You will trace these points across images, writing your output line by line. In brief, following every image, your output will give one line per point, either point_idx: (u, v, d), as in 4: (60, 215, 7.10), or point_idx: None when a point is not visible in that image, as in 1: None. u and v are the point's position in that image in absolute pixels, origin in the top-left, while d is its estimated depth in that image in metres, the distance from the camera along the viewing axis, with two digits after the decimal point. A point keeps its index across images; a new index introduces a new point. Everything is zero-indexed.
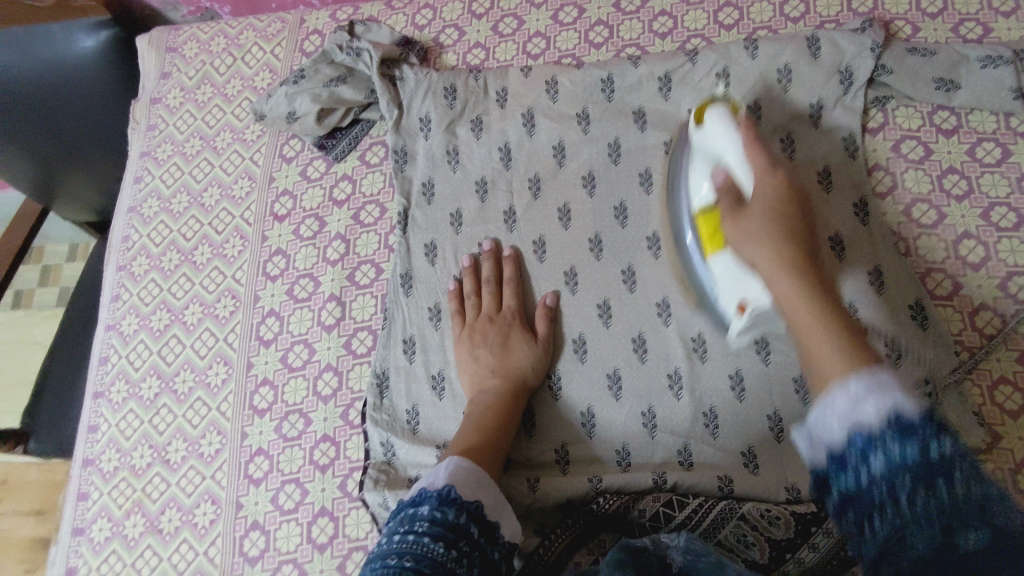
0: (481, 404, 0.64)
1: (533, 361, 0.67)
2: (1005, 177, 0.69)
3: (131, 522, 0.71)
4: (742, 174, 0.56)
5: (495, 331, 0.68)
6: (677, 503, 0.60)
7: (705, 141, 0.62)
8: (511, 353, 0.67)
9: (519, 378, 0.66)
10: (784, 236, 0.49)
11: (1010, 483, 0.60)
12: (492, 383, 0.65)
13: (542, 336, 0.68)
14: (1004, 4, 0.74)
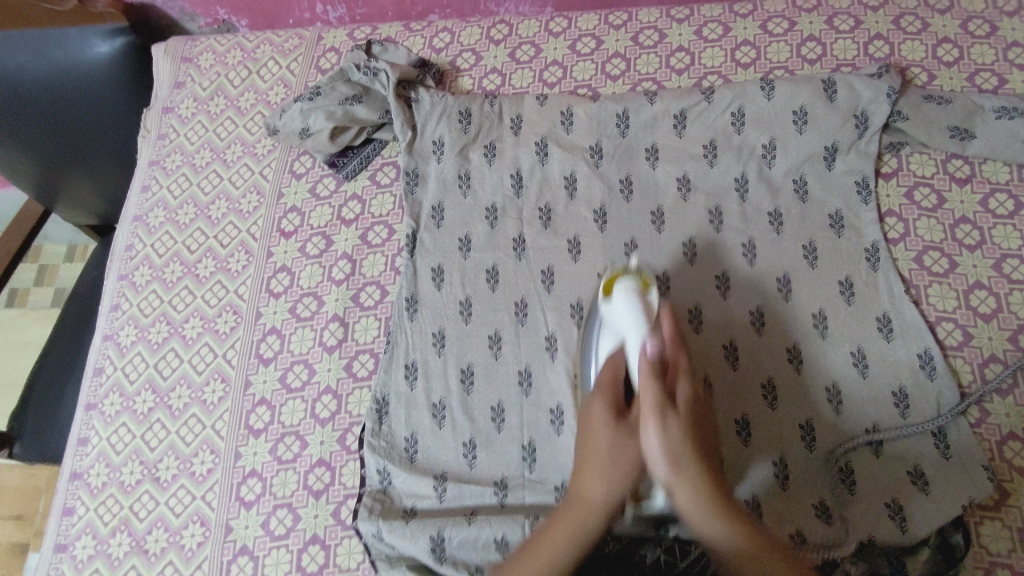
0: (553, 539, 0.51)
1: (621, 470, 0.51)
2: (1017, 229, 0.69)
3: (117, 540, 0.69)
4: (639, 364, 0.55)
5: (587, 432, 0.54)
6: (680, 551, 0.59)
7: (618, 317, 0.58)
8: (599, 463, 0.51)
9: (606, 505, 0.51)
10: (702, 481, 0.49)
11: (1018, 542, 0.59)
12: (573, 507, 0.52)
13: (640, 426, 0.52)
14: (1018, 56, 0.74)
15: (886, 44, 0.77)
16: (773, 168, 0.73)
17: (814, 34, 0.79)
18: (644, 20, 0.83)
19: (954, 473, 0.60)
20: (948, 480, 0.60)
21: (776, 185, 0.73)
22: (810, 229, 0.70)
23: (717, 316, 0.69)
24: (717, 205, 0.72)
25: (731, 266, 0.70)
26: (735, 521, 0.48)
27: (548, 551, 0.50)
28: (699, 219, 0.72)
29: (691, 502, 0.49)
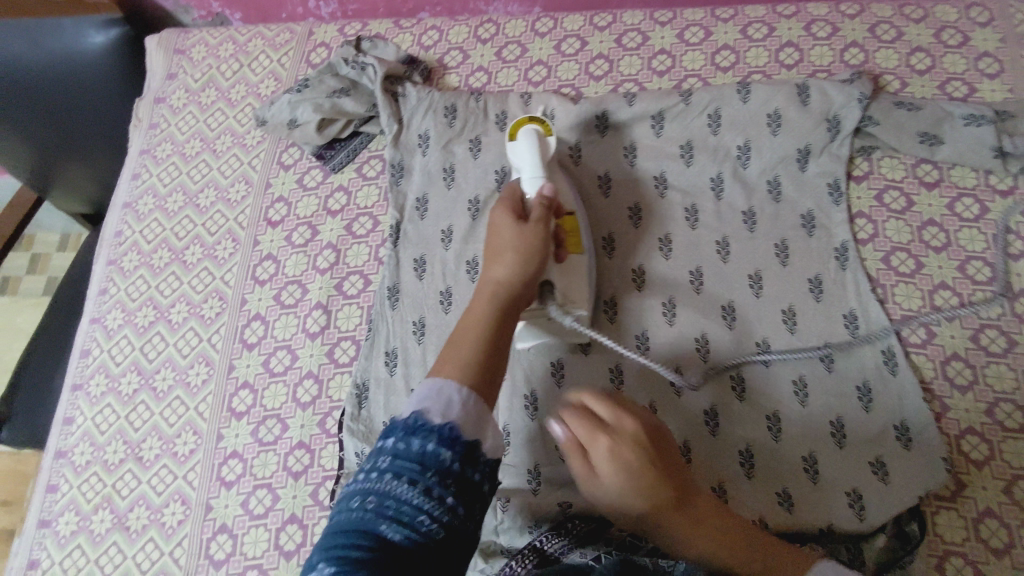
0: (475, 312, 0.53)
1: (525, 255, 0.56)
2: (981, 233, 0.71)
3: (98, 517, 0.71)
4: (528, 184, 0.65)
5: (492, 237, 0.59)
6: (644, 534, 0.62)
7: (516, 159, 0.68)
8: (503, 254, 0.56)
9: (512, 280, 0.55)
10: (649, 490, 0.48)
11: (972, 532, 0.61)
12: (480, 299, 0.55)
13: (540, 222, 0.59)
14: (988, 66, 0.77)
15: (861, 52, 0.80)
16: (747, 168, 0.75)
17: (791, 40, 0.81)
18: (627, 23, 0.85)
19: (914, 465, 0.62)
20: (907, 471, 0.62)
21: (750, 185, 0.75)
22: (782, 228, 0.72)
23: (690, 310, 0.71)
24: (693, 203, 0.75)
25: (705, 262, 0.72)
26: (725, 551, 0.49)
27: (469, 328, 0.52)
28: (675, 216, 0.74)
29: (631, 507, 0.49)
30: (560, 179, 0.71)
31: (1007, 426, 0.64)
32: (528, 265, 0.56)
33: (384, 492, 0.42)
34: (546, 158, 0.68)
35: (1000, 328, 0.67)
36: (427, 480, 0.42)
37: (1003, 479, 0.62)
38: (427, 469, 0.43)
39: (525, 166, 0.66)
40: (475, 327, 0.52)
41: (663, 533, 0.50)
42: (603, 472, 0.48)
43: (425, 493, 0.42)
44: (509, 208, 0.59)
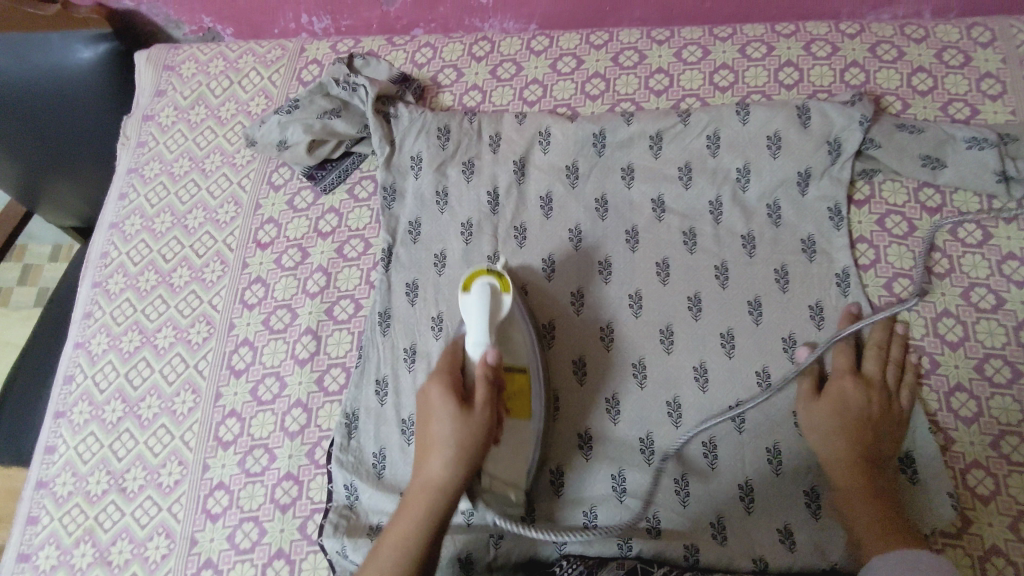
0: (404, 518, 0.54)
1: (462, 453, 0.56)
2: (985, 259, 0.69)
3: (80, 551, 0.69)
4: (473, 348, 0.60)
5: (428, 422, 0.58)
6: (642, 571, 0.59)
7: (466, 315, 0.62)
8: (438, 449, 0.56)
9: (445, 483, 0.55)
10: (846, 436, 0.61)
11: (978, 570, 0.59)
12: (414, 497, 0.56)
13: (482, 408, 0.57)
14: (991, 87, 0.75)
15: (862, 72, 0.78)
16: (747, 191, 0.74)
17: (791, 59, 0.80)
18: (624, 41, 0.84)
19: (918, 500, 0.61)
20: (912, 506, 0.61)
21: (750, 209, 0.73)
22: (782, 254, 0.71)
23: (688, 337, 0.69)
24: (691, 226, 0.73)
25: (704, 288, 0.71)
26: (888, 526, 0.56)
27: (396, 546, 0.53)
28: (673, 240, 0.73)
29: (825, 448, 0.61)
30: (519, 330, 0.66)
31: (1014, 459, 0.62)
32: (463, 466, 0.56)
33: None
34: (499, 320, 0.63)
35: (1004, 357, 0.66)
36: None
37: (1010, 515, 0.61)
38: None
39: (473, 327, 0.61)
40: (403, 538, 0.53)
41: (844, 481, 0.60)
42: (818, 404, 0.63)
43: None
44: (448, 391, 0.58)
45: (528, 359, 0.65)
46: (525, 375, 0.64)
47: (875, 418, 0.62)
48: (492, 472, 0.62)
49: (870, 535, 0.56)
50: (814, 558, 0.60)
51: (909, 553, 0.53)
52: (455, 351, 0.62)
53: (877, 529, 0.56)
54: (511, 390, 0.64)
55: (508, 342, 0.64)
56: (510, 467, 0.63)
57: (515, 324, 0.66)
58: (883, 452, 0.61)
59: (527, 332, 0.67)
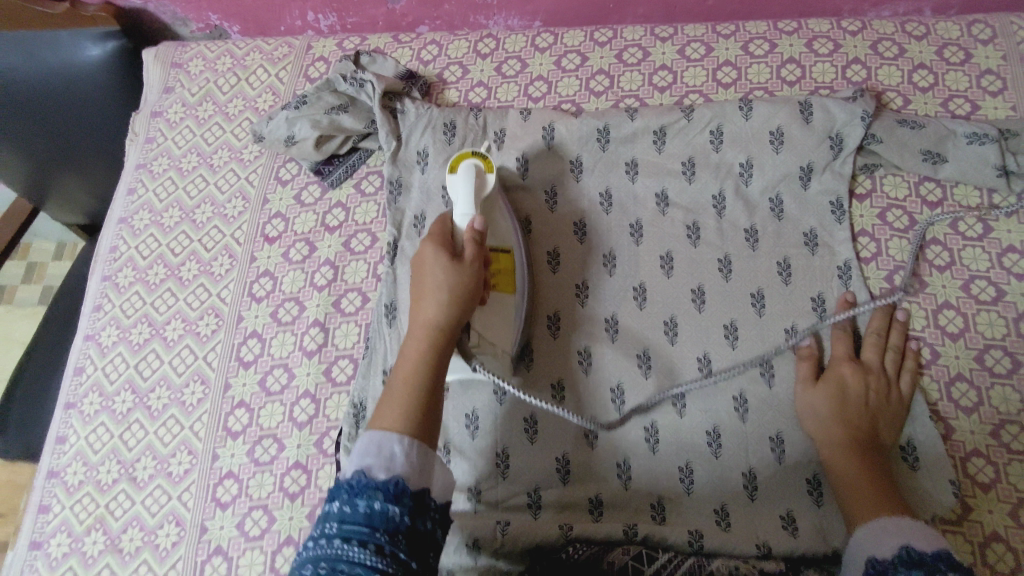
0: (408, 358, 0.55)
1: (457, 300, 0.58)
2: (986, 252, 0.70)
3: (91, 539, 0.69)
4: (460, 217, 0.66)
5: (421, 274, 0.60)
6: (647, 557, 0.60)
7: (453, 192, 0.68)
8: (431, 294, 0.58)
9: (441, 321, 0.57)
10: (841, 423, 0.62)
11: (979, 556, 0.60)
12: (413, 340, 0.57)
13: (473, 262, 0.60)
14: (991, 84, 0.76)
15: (863, 68, 0.79)
16: (749, 185, 0.75)
17: (793, 56, 0.81)
18: (628, 39, 0.85)
19: (919, 487, 0.62)
20: (912, 492, 0.62)
21: (753, 202, 0.74)
22: (784, 246, 0.72)
23: (692, 328, 0.70)
24: (695, 220, 0.74)
25: (707, 280, 0.72)
26: (880, 506, 0.57)
27: (404, 380, 0.54)
28: (677, 233, 0.74)
29: (820, 432, 0.63)
30: (501, 215, 0.72)
31: (1013, 448, 0.63)
32: (459, 306, 0.58)
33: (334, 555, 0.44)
34: (484, 195, 0.69)
35: (1004, 348, 0.67)
36: (377, 539, 0.44)
37: (1010, 502, 0.61)
38: (375, 529, 0.45)
39: (460, 203, 0.67)
40: (410, 373, 0.54)
41: (837, 466, 0.61)
42: (816, 388, 0.65)
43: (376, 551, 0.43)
44: (440, 245, 0.61)
45: (511, 241, 0.72)
46: (509, 254, 0.70)
47: (873, 407, 0.64)
48: (481, 329, 0.65)
49: (862, 508, 0.58)
50: (817, 545, 0.61)
51: (899, 524, 0.55)
52: (444, 220, 0.65)
53: (869, 503, 0.58)
54: (497, 267, 0.69)
55: (491, 222, 0.71)
56: (497, 330, 0.67)
57: (497, 210, 0.72)
58: (882, 439, 0.63)
59: (508, 218, 0.73)
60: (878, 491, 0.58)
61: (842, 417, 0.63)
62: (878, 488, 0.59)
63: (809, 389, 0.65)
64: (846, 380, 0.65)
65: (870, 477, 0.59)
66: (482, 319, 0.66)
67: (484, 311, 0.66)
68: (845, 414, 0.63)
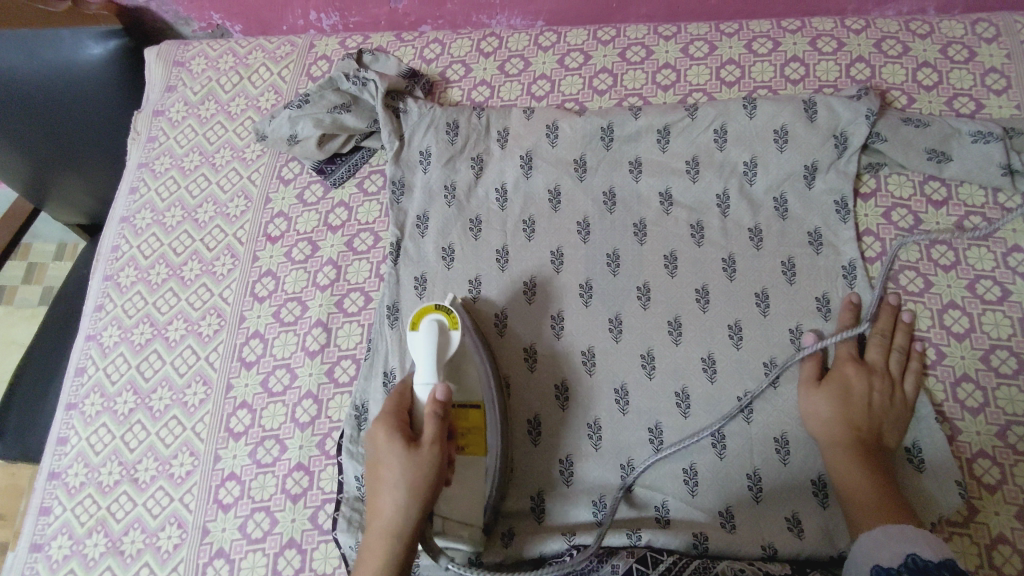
0: (366, 573, 0.53)
1: (416, 491, 0.54)
2: (991, 252, 0.70)
3: (92, 541, 0.69)
4: (422, 383, 0.60)
5: (377, 464, 0.56)
6: (652, 560, 0.61)
7: (415, 355, 0.61)
8: (391, 490, 0.55)
9: (401, 523, 0.54)
10: (845, 427, 0.62)
11: (985, 558, 0.60)
12: (372, 539, 0.54)
13: (434, 444, 0.56)
14: (996, 82, 0.76)
15: (867, 67, 0.79)
16: (753, 185, 0.74)
17: (796, 55, 0.80)
18: (631, 37, 0.84)
19: (925, 488, 0.62)
20: (917, 493, 0.62)
21: (757, 202, 0.74)
22: (789, 246, 0.72)
23: (697, 329, 0.70)
24: (698, 220, 0.74)
25: (711, 280, 0.71)
26: (880, 511, 0.57)
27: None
28: (681, 233, 0.73)
29: (823, 437, 0.63)
30: (472, 366, 0.65)
31: (1019, 449, 0.63)
32: (417, 503, 0.54)
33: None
34: (447, 359, 0.62)
35: (1010, 348, 0.66)
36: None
37: (1016, 504, 0.61)
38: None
39: (422, 365, 0.60)
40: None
41: (839, 470, 0.61)
42: (819, 392, 0.65)
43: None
44: (395, 430, 0.56)
45: (481, 394, 0.64)
46: (480, 410, 0.63)
47: (878, 407, 0.63)
48: (446, 512, 0.61)
49: (864, 513, 0.57)
50: (821, 546, 0.61)
51: (902, 531, 0.54)
52: (403, 393, 0.60)
53: (872, 508, 0.57)
54: (465, 427, 0.62)
55: (459, 380, 0.63)
56: (465, 505, 0.62)
57: (468, 363, 0.65)
58: (884, 442, 0.62)
59: (480, 367, 0.66)
60: (879, 494, 0.58)
61: (846, 421, 0.62)
62: (881, 491, 0.58)
63: (812, 391, 0.65)
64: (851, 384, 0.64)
65: (872, 481, 0.59)
66: (447, 499, 0.61)
67: (450, 484, 0.61)
68: (849, 418, 0.63)
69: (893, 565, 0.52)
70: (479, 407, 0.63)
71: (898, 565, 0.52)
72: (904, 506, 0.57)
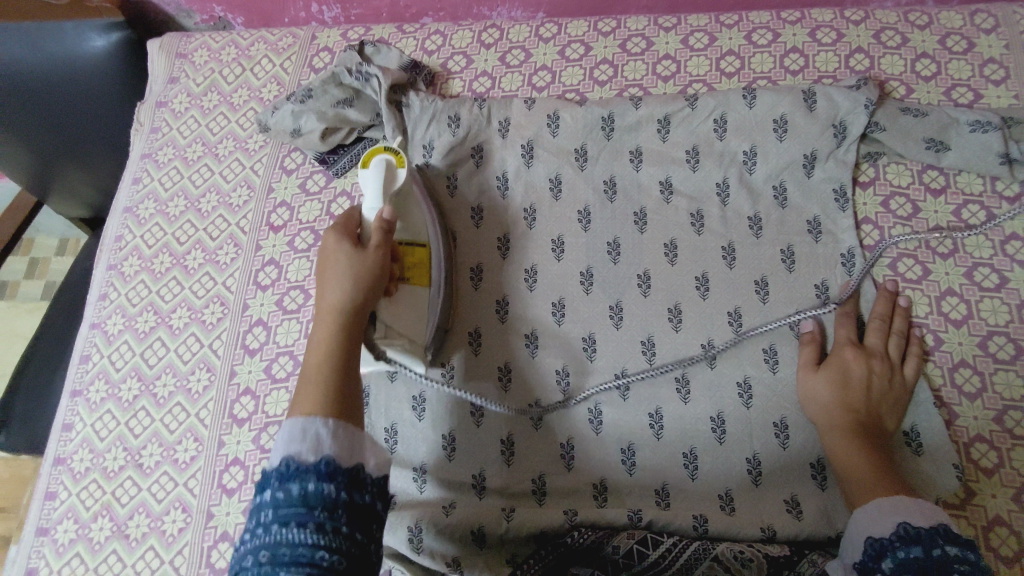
0: (315, 344, 0.53)
1: (361, 281, 0.57)
2: (989, 240, 0.71)
3: (98, 525, 0.70)
4: (367, 206, 0.64)
5: (325, 265, 0.59)
6: (652, 542, 0.61)
7: (362, 185, 0.65)
8: (337, 278, 0.57)
9: (347, 304, 0.55)
10: (842, 409, 0.63)
11: (983, 539, 0.60)
12: (318, 329, 0.54)
13: (376, 249, 0.59)
14: (994, 72, 0.77)
15: (866, 58, 0.79)
16: (753, 173, 0.75)
17: (796, 46, 0.81)
18: (631, 28, 0.85)
19: (922, 470, 0.62)
20: (916, 473, 0.62)
21: (756, 190, 0.75)
22: (788, 235, 0.72)
23: (696, 316, 0.70)
24: (699, 208, 0.75)
25: (711, 268, 0.72)
26: (878, 487, 0.57)
27: (312, 366, 0.51)
28: (681, 221, 0.74)
29: (821, 422, 0.63)
30: (417, 207, 0.69)
31: (1017, 434, 0.63)
32: (362, 291, 0.56)
33: (274, 541, 0.42)
34: (395, 193, 0.66)
35: (1008, 334, 0.67)
36: (315, 518, 0.42)
37: (1013, 487, 0.62)
38: (314, 508, 0.42)
39: (369, 196, 0.64)
40: (321, 355, 0.52)
41: (839, 455, 0.61)
42: (817, 377, 0.65)
43: (317, 530, 0.42)
44: (344, 235, 0.60)
45: (426, 235, 0.68)
46: (425, 249, 0.67)
47: (876, 391, 0.64)
48: (389, 321, 0.62)
49: (862, 492, 0.57)
50: (821, 528, 0.61)
51: (896, 503, 0.54)
52: (351, 214, 0.64)
53: (870, 487, 0.57)
54: (411, 261, 0.66)
55: (404, 217, 0.67)
56: (410, 322, 0.64)
57: (413, 203, 0.69)
58: (883, 425, 0.63)
59: (424, 210, 0.70)
60: (881, 475, 0.58)
61: (843, 404, 0.63)
62: (881, 471, 0.58)
63: (809, 377, 0.65)
64: (849, 369, 0.65)
65: (872, 462, 0.59)
66: (390, 310, 0.62)
67: (393, 304, 0.63)
68: (846, 401, 0.63)
69: (886, 536, 0.52)
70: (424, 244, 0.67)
71: (891, 535, 0.52)
72: (903, 485, 0.57)
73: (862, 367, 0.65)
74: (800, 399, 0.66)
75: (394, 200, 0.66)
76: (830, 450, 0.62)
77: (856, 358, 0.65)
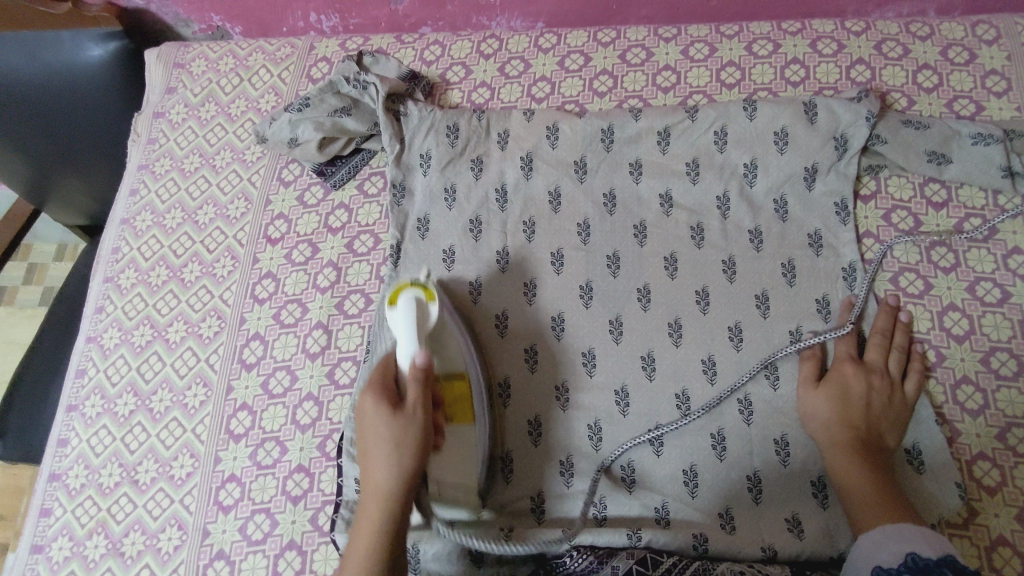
0: (361, 526, 0.53)
1: (402, 454, 0.54)
2: (991, 254, 0.70)
3: (93, 543, 0.69)
4: (402, 355, 0.59)
5: (366, 430, 0.56)
6: (652, 561, 0.60)
7: (393, 328, 0.60)
8: (379, 452, 0.55)
9: (392, 484, 0.54)
10: (843, 426, 0.62)
11: (986, 560, 0.60)
12: (364, 509, 0.54)
13: (415, 413, 0.56)
14: (996, 84, 0.76)
15: (867, 69, 0.79)
16: (753, 186, 0.74)
17: (797, 57, 0.80)
18: (631, 39, 0.84)
19: (924, 488, 0.62)
20: (918, 493, 0.62)
21: (757, 204, 0.74)
22: (789, 248, 0.72)
23: (696, 331, 0.70)
24: (699, 221, 0.74)
25: (711, 281, 0.71)
26: (884, 513, 0.56)
27: (358, 558, 0.52)
28: (681, 234, 0.74)
29: (821, 441, 0.63)
30: (453, 335, 0.64)
31: (1020, 451, 0.63)
32: (403, 470, 0.54)
33: None
34: (429, 329, 0.60)
35: (1010, 350, 0.66)
36: None
37: (1016, 505, 0.61)
38: None
39: (401, 339, 0.59)
40: (364, 548, 0.52)
41: (841, 476, 0.60)
42: (818, 394, 0.64)
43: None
44: (381, 396, 0.56)
45: (464, 363, 0.63)
46: (465, 380, 0.62)
47: (877, 408, 0.63)
48: (438, 478, 0.62)
49: (865, 515, 0.57)
50: (823, 546, 0.61)
51: (899, 530, 0.54)
52: (388, 362, 0.60)
53: (874, 509, 0.57)
54: (451, 398, 0.62)
55: (440, 350, 0.62)
56: (457, 469, 0.63)
57: (449, 331, 0.63)
58: (884, 443, 0.62)
59: (459, 335, 0.65)
60: (883, 497, 0.57)
61: (843, 422, 0.62)
62: (883, 492, 0.58)
63: (809, 394, 0.65)
64: (849, 386, 0.64)
65: (875, 482, 0.58)
66: (440, 463, 0.62)
67: (440, 452, 0.62)
68: (846, 420, 0.62)
69: (893, 565, 0.52)
70: (465, 376, 0.62)
71: (898, 565, 0.51)
72: (906, 508, 0.57)
73: (864, 382, 0.64)
74: (801, 416, 0.65)
75: (429, 337, 0.61)
76: (831, 469, 0.61)
77: (855, 374, 0.65)
